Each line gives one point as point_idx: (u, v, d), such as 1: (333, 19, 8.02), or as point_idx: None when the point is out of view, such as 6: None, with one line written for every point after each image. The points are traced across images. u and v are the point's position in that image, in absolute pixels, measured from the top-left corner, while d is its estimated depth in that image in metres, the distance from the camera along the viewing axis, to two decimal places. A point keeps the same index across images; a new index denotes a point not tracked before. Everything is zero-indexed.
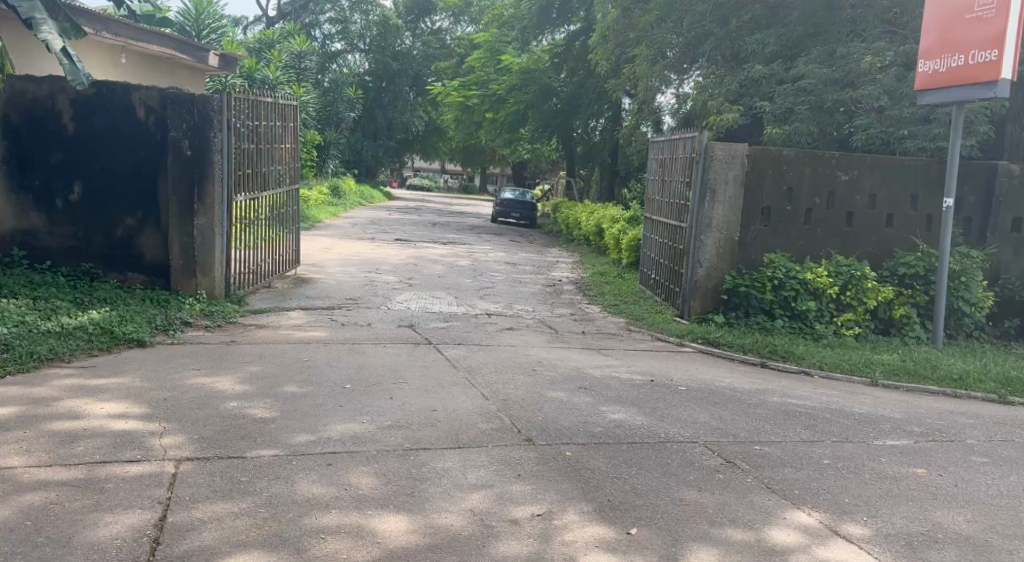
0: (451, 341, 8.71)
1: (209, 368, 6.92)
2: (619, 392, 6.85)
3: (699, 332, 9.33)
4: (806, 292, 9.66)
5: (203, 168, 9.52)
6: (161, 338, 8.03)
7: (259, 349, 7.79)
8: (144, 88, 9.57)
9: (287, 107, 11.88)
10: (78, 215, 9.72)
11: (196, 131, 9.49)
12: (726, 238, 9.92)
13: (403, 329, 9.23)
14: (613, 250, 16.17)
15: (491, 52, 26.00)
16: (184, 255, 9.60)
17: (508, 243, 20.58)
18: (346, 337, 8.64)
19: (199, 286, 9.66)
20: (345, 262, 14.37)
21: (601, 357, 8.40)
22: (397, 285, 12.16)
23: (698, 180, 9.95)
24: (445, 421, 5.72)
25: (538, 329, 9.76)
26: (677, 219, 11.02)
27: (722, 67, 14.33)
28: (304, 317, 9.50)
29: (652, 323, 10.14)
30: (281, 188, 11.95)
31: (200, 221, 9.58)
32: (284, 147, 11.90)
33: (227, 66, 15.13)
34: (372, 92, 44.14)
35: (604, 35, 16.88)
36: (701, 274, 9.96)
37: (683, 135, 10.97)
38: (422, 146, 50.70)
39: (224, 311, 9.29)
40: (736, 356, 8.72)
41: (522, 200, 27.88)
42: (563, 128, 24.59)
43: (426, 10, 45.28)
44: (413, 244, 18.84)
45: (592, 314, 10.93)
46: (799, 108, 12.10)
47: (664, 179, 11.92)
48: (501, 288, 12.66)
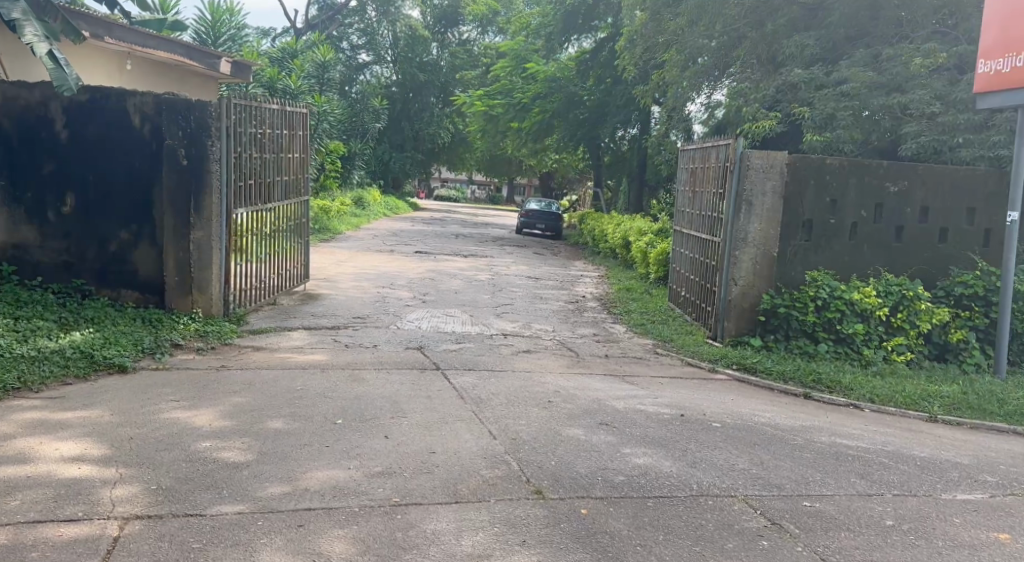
0: (461, 366, 7.99)
1: (189, 398, 6.27)
2: (645, 429, 6.09)
3: (734, 357, 8.56)
4: (852, 313, 8.85)
5: (201, 178, 8.90)
6: (145, 363, 7.40)
7: (249, 376, 7.12)
8: (139, 94, 8.96)
9: (296, 115, 11.27)
10: (71, 229, 9.15)
11: (193, 139, 8.88)
12: (763, 254, 9.12)
13: (411, 352, 8.53)
14: (640, 264, 15.39)
15: (519, 60, 25.61)
16: (180, 272, 8.98)
17: (531, 256, 19.85)
18: (347, 361, 7.95)
19: (196, 304, 9.03)
20: (358, 276, 13.71)
21: (625, 386, 7.63)
22: (410, 302, 11.48)
23: (732, 191, 9.16)
24: (443, 467, 5.01)
25: (557, 352, 9.01)
26: (709, 233, 10.23)
27: (758, 71, 13.52)
28: (306, 338, 8.85)
29: (681, 345, 9.36)
30: (288, 200, 11.34)
31: (197, 234, 8.96)
32: (291, 157, 11.29)
33: (240, 73, 14.61)
34: (398, 103, 43.69)
35: (632, 39, 16.14)
36: (735, 292, 9.17)
37: (716, 142, 10.18)
38: (448, 157, 50.18)
39: (220, 331, 8.65)
40: (776, 386, 7.94)
41: (547, 211, 27.13)
42: (590, 139, 23.88)
43: (453, 20, 44.90)
44: (433, 257, 18.17)
45: (616, 335, 10.16)
46: (842, 114, 11.28)
47: (695, 190, 11.14)
48: (521, 305, 11.93)
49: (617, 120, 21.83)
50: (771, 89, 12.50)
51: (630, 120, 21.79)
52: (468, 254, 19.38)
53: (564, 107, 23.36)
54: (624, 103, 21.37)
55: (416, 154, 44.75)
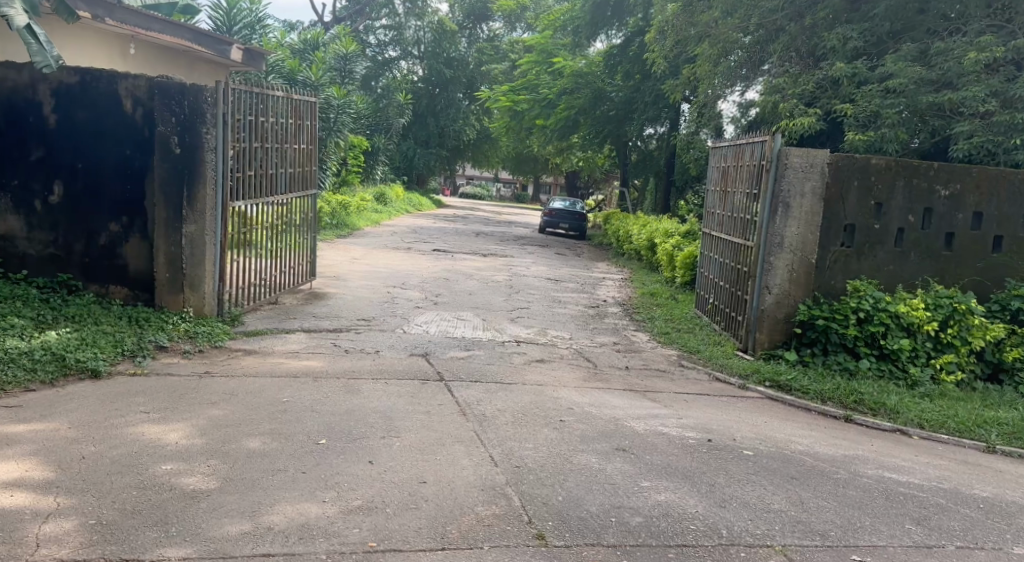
0: (467, 377, 7.35)
1: (160, 408, 5.67)
2: (666, 458, 5.42)
3: (767, 373, 7.84)
4: (898, 327, 8.10)
5: (195, 168, 8.33)
6: (123, 367, 6.84)
7: (233, 385, 6.52)
8: (131, 77, 8.41)
9: (303, 104, 10.67)
10: (59, 220, 8.61)
11: (186, 126, 8.31)
12: (800, 260, 8.40)
13: (414, 360, 7.89)
14: (666, 267, 14.66)
15: (545, 54, 24.81)
16: (172, 268, 8.41)
17: (553, 256, 19.15)
18: (343, 368, 7.33)
19: (188, 302, 8.45)
20: (369, 275, 13.10)
21: (645, 403, 6.95)
22: (420, 304, 10.84)
23: (767, 191, 8.44)
24: (433, 501, 4.38)
25: (573, 363, 8.33)
26: (741, 236, 9.50)
27: (797, 65, 12.68)
28: (304, 341, 8.25)
29: (709, 358, 8.64)
30: (294, 194, 10.75)
31: (190, 228, 8.38)
32: (298, 149, 10.70)
33: (252, 61, 14.05)
34: (424, 99, 43.10)
35: (662, 32, 15.32)
36: (769, 301, 8.45)
37: (750, 139, 9.45)
38: (474, 154, 49.54)
39: (211, 332, 8.08)
40: (814, 406, 7.24)
41: (572, 210, 26.40)
42: (618, 137, 23.14)
43: (481, 15, 44.19)
44: (451, 256, 17.52)
45: (638, 345, 9.45)
46: (887, 112, 10.51)
47: (726, 190, 10.40)
48: (538, 309, 11.25)
49: (646, 117, 21.05)
50: (811, 84, 11.70)
51: (659, 117, 21.01)
52: (488, 253, 18.74)
53: (590, 104, 22.56)
54: (653, 100, 20.59)
55: (442, 150, 44.21)
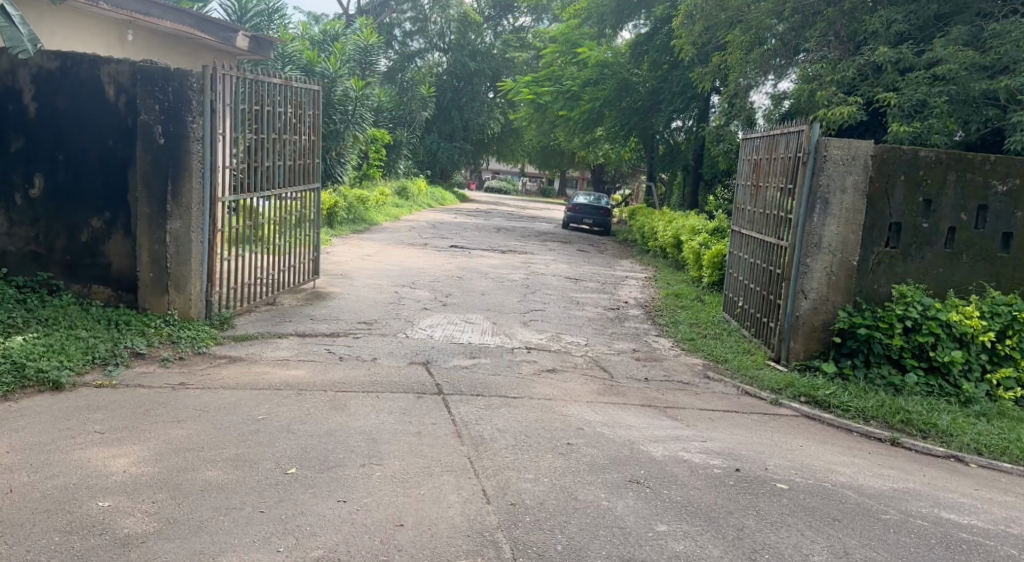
0: (469, 390, 6.69)
1: (117, 428, 5.06)
2: (688, 492, 4.71)
3: (803, 388, 7.11)
4: (949, 337, 7.34)
5: (180, 160, 7.72)
6: (91, 377, 6.23)
7: (205, 399, 5.88)
8: (114, 61, 7.81)
9: (305, 92, 10.01)
10: (39, 215, 7.99)
11: (170, 114, 7.68)
12: (840, 262, 7.68)
13: (413, 369, 7.23)
14: (692, 265, 13.87)
15: (570, 44, 23.98)
16: (156, 267, 7.80)
17: (575, 254, 18.40)
18: (334, 379, 6.69)
19: (173, 304, 7.84)
20: (378, 273, 12.45)
21: (665, 422, 6.24)
22: (428, 306, 10.17)
23: (805, 186, 7.73)
24: (411, 550, 3.79)
25: (588, 374, 7.63)
26: (775, 235, 8.76)
27: (836, 50, 11.53)
28: (297, 347, 7.64)
29: (739, 368, 7.89)
30: (297, 188, 10.11)
31: (175, 224, 7.77)
32: (300, 140, 10.05)
33: (260, 49, 13.44)
34: (449, 91, 42.36)
35: (691, 15, 14.40)
36: (805, 307, 7.74)
37: (786, 129, 8.69)
38: (498, 148, 48.72)
39: (196, 337, 7.47)
40: (856, 427, 6.49)
41: (596, 205, 25.60)
42: (644, 130, 22.31)
43: (508, 7, 43.38)
44: (468, 252, 16.83)
45: (660, 353, 8.70)
46: (936, 100, 9.68)
47: (758, 184, 9.63)
48: (554, 311, 10.56)
49: (674, 109, 20.17)
50: (850, 70, 10.76)
51: (688, 109, 20.15)
52: (507, 250, 18.01)
53: (615, 95, 21.72)
54: (682, 90, 19.74)
55: (466, 144, 43.47)
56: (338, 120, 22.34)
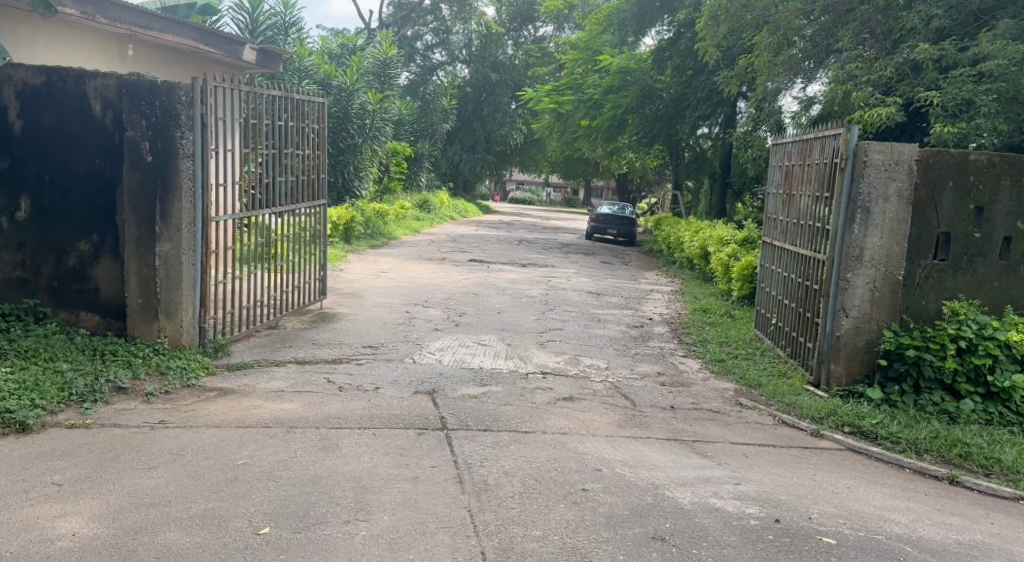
0: (476, 424, 6.10)
1: (78, 479, 4.56)
2: (720, 553, 4.11)
3: (847, 417, 6.55)
4: (1009, 359, 6.77)
5: (168, 178, 7.18)
6: (64, 415, 5.73)
7: (183, 441, 5.35)
8: (99, 75, 7.28)
9: (308, 105, 9.53)
10: (25, 238, 7.47)
11: (158, 131, 7.15)
12: (884, 277, 7.15)
13: (417, 400, 6.67)
14: (720, 277, 13.20)
15: (590, 51, 23.39)
16: (144, 292, 7.27)
17: (598, 266, 17.75)
18: (329, 413, 6.14)
19: (163, 332, 7.30)
20: (390, 291, 11.92)
21: (693, 459, 5.61)
22: (439, 326, 9.61)
23: (843, 196, 7.24)
24: None
25: (608, 402, 7.02)
26: (810, 247, 8.17)
27: (872, 49, 10.68)
28: (294, 376, 7.11)
29: (775, 395, 7.32)
30: (300, 205, 9.60)
31: (163, 246, 7.23)
32: (302, 155, 9.55)
33: (268, 62, 12.98)
34: (471, 103, 41.91)
35: (716, 16, 13.65)
36: (846, 325, 7.22)
37: (820, 133, 8.08)
38: (521, 158, 48.12)
39: (186, 367, 6.95)
40: (908, 462, 5.87)
41: (620, 215, 24.93)
42: (668, 138, 21.68)
43: (529, 17, 42.85)
44: (487, 267, 16.24)
45: (688, 377, 8.06)
46: (984, 98, 8.98)
47: (790, 192, 9.01)
48: (573, 330, 9.95)
49: (699, 115, 19.49)
50: (888, 69, 10.05)
51: (713, 114, 19.47)
52: (527, 263, 17.41)
53: (638, 102, 21.10)
54: (707, 95, 19.08)
55: (488, 155, 42.94)
56: (356, 133, 21.75)
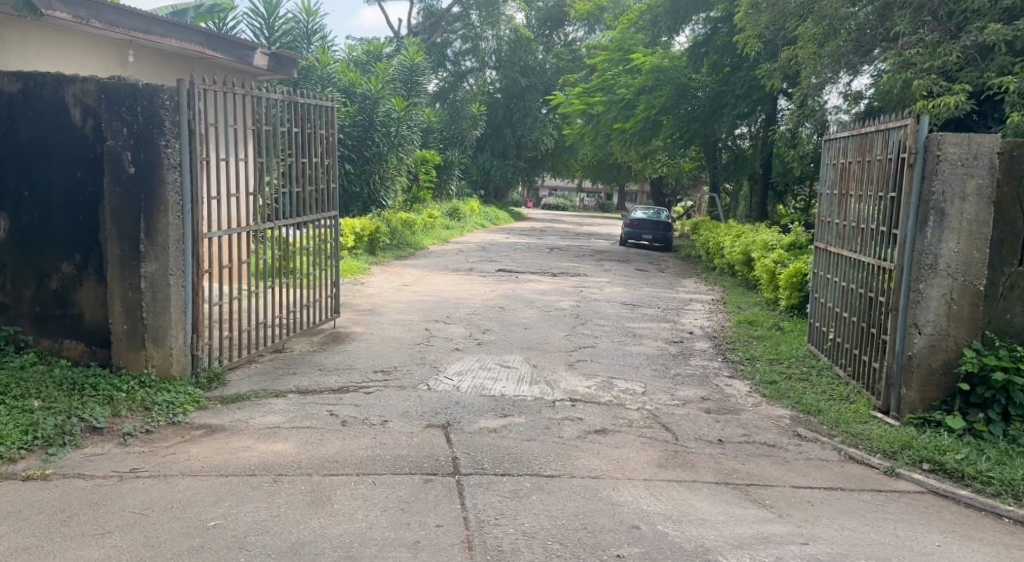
0: (494, 464, 5.34)
1: (17, 552, 3.93)
2: None
3: (925, 451, 5.80)
4: None
5: (154, 192, 6.42)
6: (25, 463, 5.04)
7: (151, 495, 4.60)
8: (79, 80, 6.51)
9: (313, 109, 8.85)
10: (5, 261, 6.74)
11: (140, 139, 6.38)
12: (962, 287, 6.39)
13: (430, 435, 5.92)
14: (765, 285, 12.30)
15: (622, 51, 22.06)
16: (130, 317, 6.51)
17: (633, 274, 16.86)
18: (328, 454, 5.42)
19: (151, 361, 6.54)
20: (411, 306, 11.18)
21: (746, 510, 4.82)
22: (461, 346, 8.86)
23: (913, 195, 6.46)
24: None
25: (646, 434, 6.21)
26: (871, 253, 7.34)
27: (935, 32, 9.60)
28: (296, 408, 6.41)
29: (838, 424, 6.56)
30: (307, 218, 8.89)
31: (149, 267, 6.46)
32: (309, 163, 8.85)
33: (283, 68, 12.32)
34: (500, 109, 41.14)
35: (757, 4, 12.74)
36: (919, 343, 6.47)
37: (881, 125, 7.22)
38: (553, 164, 47.21)
39: (175, 401, 6.23)
40: (1002, 507, 5.11)
41: (656, 219, 23.98)
42: (706, 139, 20.79)
43: (559, 19, 41.94)
44: (515, 277, 15.43)
45: (737, 403, 7.18)
46: None
47: (845, 192, 8.14)
48: (606, 347, 9.12)
49: (738, 113, 18.54)
50: (954, 54, 9.07)
51: (753, 112, 18.51)
52: (558, 273, 16.55)
53: (673, 102, 20.09)
54: (745, 92, 18.13)
55: (520, 161, 42.09)
56: (382, 143, 20.97)
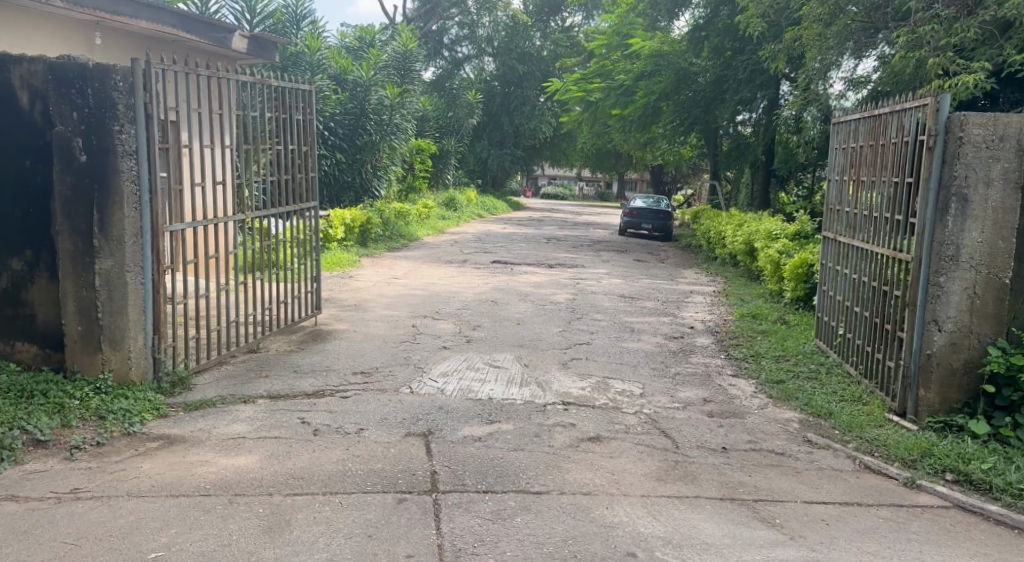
0: (476, 478, 4.87)
1: None
2: None
3: (948, 459, 5.32)
4: None
5: (108, 181, 5.92)
6: None
7: (88, 521, 4.13)
8: (26, 60, 5.98)
9: (289, 93, 8.26)
10: None
11: (92, 124, 5.88)
12: (986, 279, 5.90)
13: (409, 445, 5.44)
14: (769, 276, 11.79)
15: (620, 36, 21.48)
16: (85, 318, 6.01)
17: (632, 265, 16.34)
18: (295, 468, 4.94)
19: (108, 365, 6.05)
20: (399, 301, 10.68)
21: (754, 532, 4.35)
22: (448, 344, 8.36)
23: (933, 179, 5.96)
24: None
25: (645, 442, 5.71)
26: (886, 242, 6.82)
27: (951, 6, 9.04)
28: (264, 415, 5.92)
29: (851, 428, 6.08)
30: (285, 209, 8.31)
31: (104, 263, 5.97)
32: (286, 151, 8.25)
33: (264, 52, 11.77)
34: (498, 97, 40.53)
35: None
36: (939, 340, 5.99)
37: (897, 105, 6.69)
38: (551, 153, 46.59)
39: (132, 409, 5.74)
40: None
41: (655, 208, 23.45)
42: (706, 125, 20.23)
43: (556, 5, 41.25)
44: (510, 269, 14.91)
45: (742, 405, 6.69)
46: None
47: (858, 178, 7.60)
48: (603, 344, 8.62)
49: (740, 98, 18.00)
50: (972, 31, 8.53)
51: (755, 97, 17.95)
52: (555, 264, 16.05)
53: (673, 88, 19.55)
54: (747, 76, 17.58)
55: (517, 150, 41.48)
56: (375, 131, 20.36)
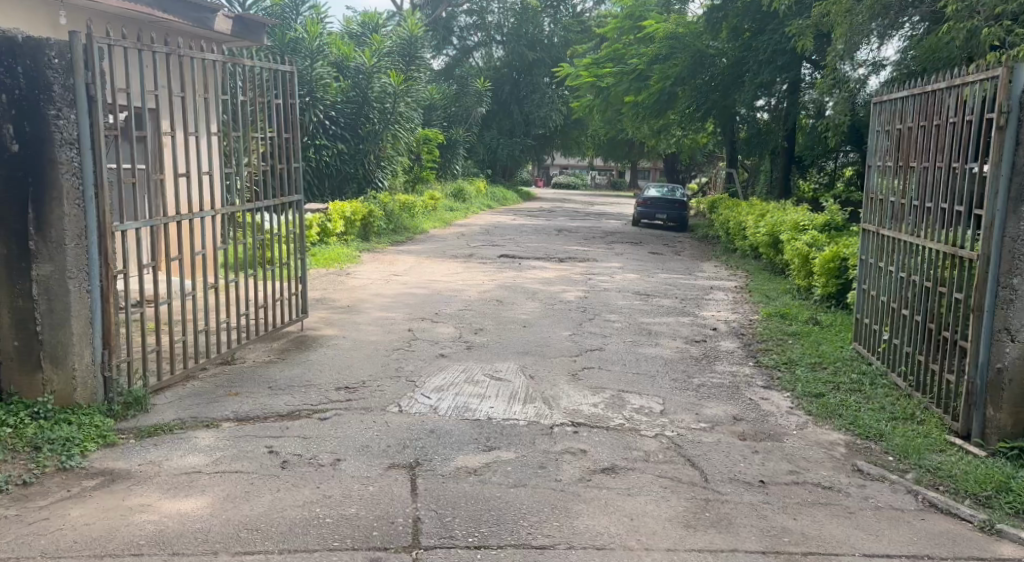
0: (466, 527, 4.06)
1: None
2: None
3: None
4: None
5: (44, 175, 5.13)
6: None
7: None
8: None
9: (268, 73, 7.27)
10: None
11: (24, 109, 5.09)
12: None
13: (390, 481, 4.62)
14: (795, 271, 10.91)
15: (633, 18, 20.52)
16: (21, 332, 5.22)
17: (647, 258, 15.45)
18: (253, 514, 4.14)
19: (49, 386, 5.26)
20: (396, 302, 9.86)
21: None
22: (445, 351, 7.54)
23: (1004, 164, 5.09)
24: None
25: (669, 474, 4.88)
26: (942, 235, 5.92)
27: None
28: (226, 443, 5.12)
29: (907, 453, 5.24)
30: (270, 202, 7.37)
31: (42, 268, 5.17)
32: (265, 139, 7.30)
33: (251, 33, 10.93)
34: (506, 85, 39.50)
35: None
36: (1010, 352, 5.12)
37: (958, 78, 5.76)
38: (562, 142, 45.58)
39: (71, 437, 4.95)
40: None
41: (670, 197, 22.52)
42: (724, 110, 19.27)
43: None
44: (518, 264, 14.05)
45: (778, 424, 5.84)
46: None
47: (907, 162, 6.66)
48: (617, 350, 7.77)
49: (760, 82, 17.03)
50: None
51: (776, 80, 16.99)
52: (564, 258, 15.17)
53: (690, 71, 18.51)
54: (768, 58, 16.62)
55: (527, 139, 40.43)
56: (377, 120, 19.54)
